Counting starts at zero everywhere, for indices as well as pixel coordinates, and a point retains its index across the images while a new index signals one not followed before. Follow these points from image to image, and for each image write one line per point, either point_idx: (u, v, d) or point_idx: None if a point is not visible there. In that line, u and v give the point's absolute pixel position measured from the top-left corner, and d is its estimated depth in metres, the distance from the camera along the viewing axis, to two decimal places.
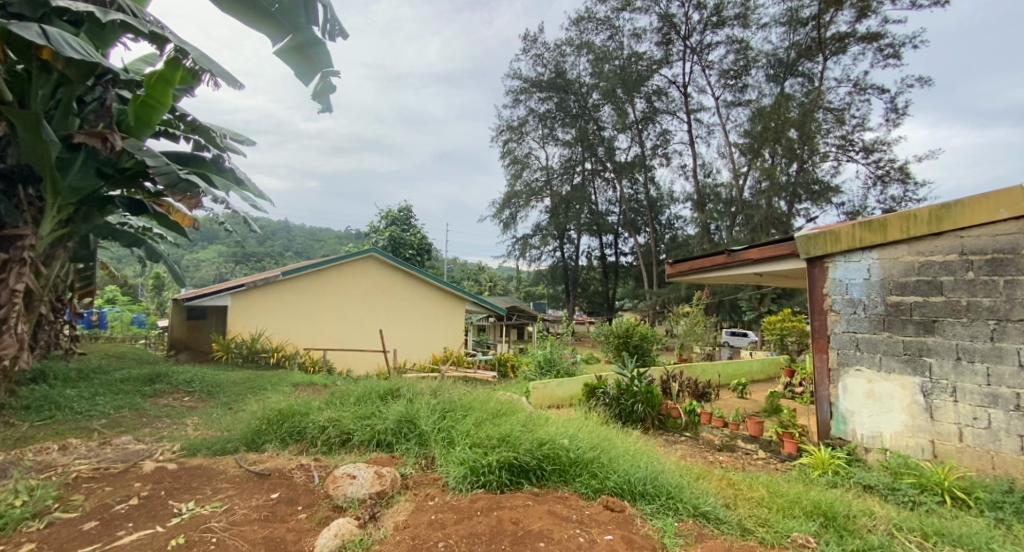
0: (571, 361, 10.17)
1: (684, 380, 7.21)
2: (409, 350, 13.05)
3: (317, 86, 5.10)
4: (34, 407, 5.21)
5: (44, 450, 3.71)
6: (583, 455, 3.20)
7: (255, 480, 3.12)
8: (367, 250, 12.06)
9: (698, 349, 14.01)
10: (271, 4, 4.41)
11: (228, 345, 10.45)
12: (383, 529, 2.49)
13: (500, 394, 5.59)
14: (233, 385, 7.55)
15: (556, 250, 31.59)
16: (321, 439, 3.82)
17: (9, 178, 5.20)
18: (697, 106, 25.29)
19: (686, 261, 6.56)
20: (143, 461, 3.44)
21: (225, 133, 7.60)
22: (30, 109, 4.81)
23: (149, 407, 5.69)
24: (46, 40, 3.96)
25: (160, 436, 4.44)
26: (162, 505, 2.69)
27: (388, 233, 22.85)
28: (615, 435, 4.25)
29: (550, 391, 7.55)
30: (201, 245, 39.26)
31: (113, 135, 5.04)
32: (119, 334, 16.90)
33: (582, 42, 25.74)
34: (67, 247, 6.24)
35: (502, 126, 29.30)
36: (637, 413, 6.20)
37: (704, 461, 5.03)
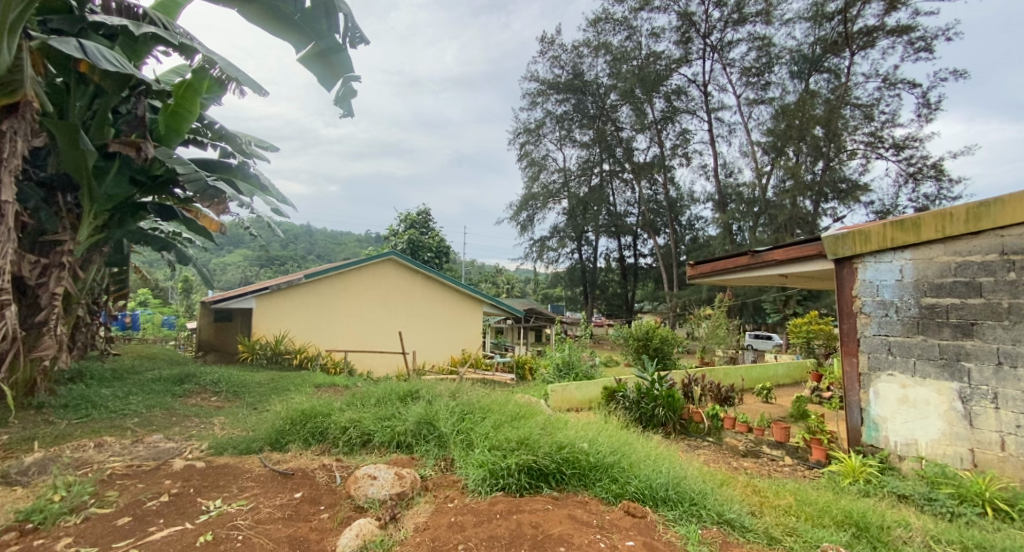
0: (589, 364, 10.09)
1: (706, 384, 7.07)
2: (428, 352, 13.14)
3: (339, 91, 5.20)
4: (72, 406, 5.42)
5: (81, 447, 3.84)
6: (603, 459, 3.17)
7: (279, 479, 3.17)
8: (386, 253, 12.18)
9: (721, 352, 13.74)
10: (295, 13, 4.47)
11: (254, 346, 10.70)
12: (404, 530, 2.51)
13: (518, 397, 5.57)
14: (258, 385, 7.73)
15: (574, 252, 31.43)
16: (342, 439, 3.88)
17: (49, 187, 5.46)
18: (718, 105, 24.85)
19: (707, 263, 6.43)
20: (173, 459, 3.55)
21: (250, 140, 7.79)
22: (69, 120, 5.03)
23: (179, 407, 5.86)
24: (84, 54, 4.12)
25: (187, 435, 4.55)
26: (192, 502, 2.76)
27: (407, 236, 23.09)
28: (635, 439, 4.18)
29: (568, 394, 7.50)
30: (227, 249, 40.39)
31: (146, 144, 5.24)
32: (150, 335, 17.52)
33: (599, 43, 25.60)
34: (102, 252, 6.48)
35: (519, 129, 29.31)
36: (658, 417, 6.08)
37: (729, 467, 4.93)
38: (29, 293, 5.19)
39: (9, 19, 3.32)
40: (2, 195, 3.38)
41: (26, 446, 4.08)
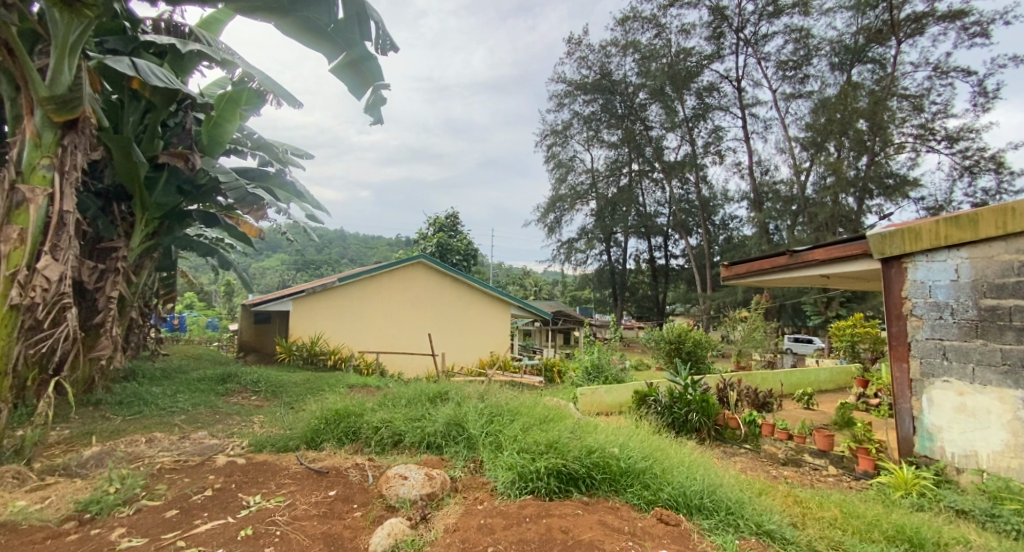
0: (619, 368, 9.95)
1: (742, 389, 6.86)
2: (457, 354, 13.24)
3: (369, 99, 5.32)
4: (126, 403, 5.74)
5: (133, 442, 4.05)
6: (635, 464, 3.11)
7: (315, 477, 3.26)
8: (416, 256, 12.37)
9: (758, 356, 13.29)
10: (327, 24, 4.59)
11: (290, 347, 11.03)
12: (434, 530, 2.53)
13: (548, 400, 5.53)
14: (294, 385, 7.97)
15: (603, 254, 31.05)
16: (375, 439, 3.94)
17: (106, 197, 5.80)
18: (752, 101, 24.12)
19: (742, 263, 6.23)
20: (217, 455, 3.69)
21: (287, 148, 8.08)
22: (123, 134, 5.32)
23: (222, 405, 6.11)
24: (136, 72, 4.36)
25: (229, 432, 4.73)
26: (234, 497, 2.86)
27: (436, 239, 23.39)
28: (669, 445, 4.07)
29: (598, 397, 7.41)
30: (265, 254, 42.04)
31: (192, 155, 5.53)
32: (196, 336, 18.36)
33: (627, 42, 25.30)
34: (153, 258, 6.83)
35: (546, 131, 29.25)
36: (692, 423, 5.92)
37: (768, 476, 4.75)
38: (88, 297, 5.51)
39: (71, 38, 3.52)
40: (65, 204, 3.55)
41: (86, 440, 4.33)
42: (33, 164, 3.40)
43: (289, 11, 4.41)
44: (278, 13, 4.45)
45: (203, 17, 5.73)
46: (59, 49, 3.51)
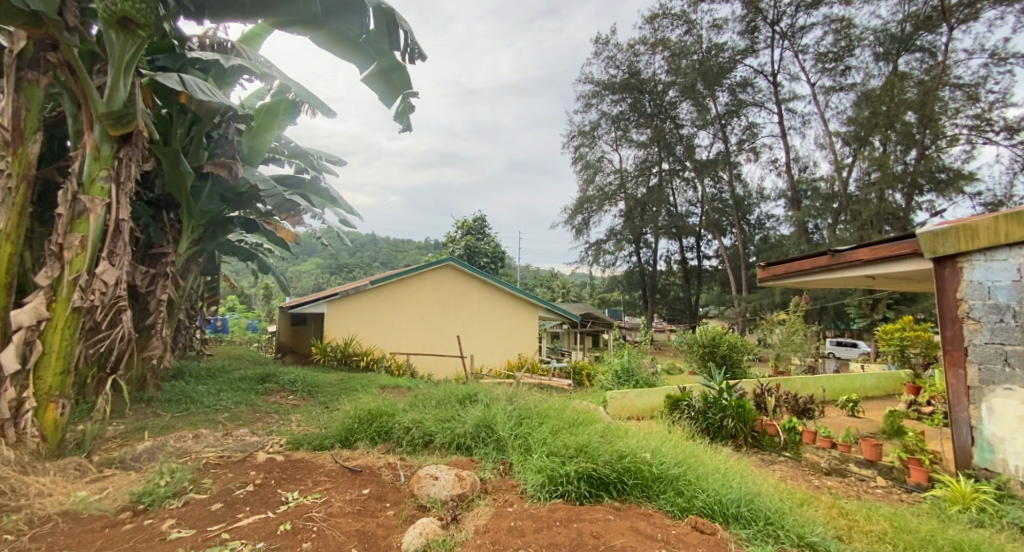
0: (650, 372, 9.80)
1: (781, 395, 6.65)
2: (485, 356, 13.30)
3: (399, 107, 5.44)
4: (174, 400, 6.05)
5: (181, 438, 4.27)
6: (668, 470, 3.07)
7: (348, 475, 3.35)
8: (445, 260, 12.52)
9: (798, 360, 12.80)
10: (359, 35, 4.69)
11: (325, 348, 11.36)
12: (465, 531, 2.56)
13: (577, 402, 5.50)
14: (329, 385, 8.22)
15: (632, 255, 30.58)
16: (406, 439, 4.03)
17: (157, 205, 6.15)
18: (789, 96, 23.32)
19: (779, 265, 6.03)
20: (257, 452, 3.85)
21: (322, 155, 8.34)
22: (171, 146, 5.60)
23: (262, 404, 6.36)
24: (184, 87, 4.61)
25: (268, 430, 4.91)
26: (273, 493, 2.98)
27: (464, 242, 23.65)
28: (703, 451, 3.98)
29: (628, 401, 7.32)
30: (301, 258, 43.48)
31: (235, 165, 5.82)
32: (237, 337, 19.14)
33: (656, 40, 24.92)
34: (198, 263, 7.18)
35: (574, 132, 29.11)
36: (728, 429, 5.74)
37: (810, 486, 4.58)
38: (141, 300, 5.85)
39: (127, 57, 3.74)
40: (120, 213, 3.77)
41: (138, 435, 4.59)
42: (92, 176, 3.61)
43: (324, 24, 4.55)
44: (314, 25, 4.59)
45: (244, 32, 5.99)
46: (116, 68, 3.72)
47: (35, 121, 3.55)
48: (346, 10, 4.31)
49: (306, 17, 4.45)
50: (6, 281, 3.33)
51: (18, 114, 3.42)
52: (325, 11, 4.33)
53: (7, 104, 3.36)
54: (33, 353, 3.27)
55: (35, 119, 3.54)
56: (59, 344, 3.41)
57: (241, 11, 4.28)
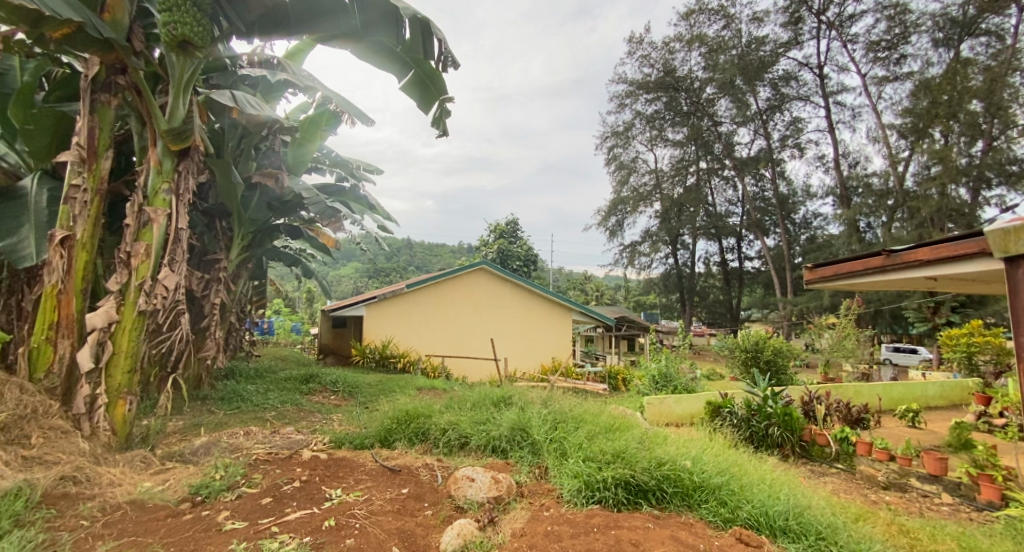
0: (689, 377, 9.55)
1: (832, 403, 6.35)
2: (519, 359, 13.31)
3: (435, 113, 5.56)
4: (226, 399, 6.38)
5: (234, 434, 4.52)
6: (709, 479, 3.01)
7: (388, 474, 3.45)
8: (478, 263, 12.68)
9: (850, 366, 12.18)
10: (396, 45, 4.84)
11: (364, 349, 11.70)
12: (502, 534, 2.58)
13: (613, 408, 5.46)
14: (368, 386, 8.48)
15: (669, 257, 29.89)
16: (442, 440, 4.11)
17: (211, 215, 6.52)
18: (838, 88, 22.31)
19: (830, 266, 5.76)
20: (303, 449, 4.03)
21: (361, 164, 8.61)
22: (224, 158, 5.92)
23: (306, 403, 6.62)
24: (235, 102, 4.89)
25: (312, 429, 5.12)
26: (318, 489, 3.11)
27: (498, 246, 23.84)
28: (745, 459, 3.86)
29: (666, 408, 7.17)
30: (340, 262, 44.98)
31: (282, 175, 6.14)
32: (282, 339, 19.96)
33: (693, 36, 24.47)
34: (247, 268, 7.55)
35: (607, 133, 28.85)
36: (774, 438, 5.52)
37: (865, 500, 4.35)
38: (197, 303, 6.23)
39: (186, 76, 4.01)
40: (179, 223, 4.02)
41: (196, 431, 4.88)
42: (156, 189, 3.87)
43: (363, 36, 4.71)
44: (354, 39, 4.77)
45: (289, 48, 6.29)
46: (177, 88, 3.96)
47: (108, 139, 3.85)
48: (384, 23, 4.45)
49: (348, 31, 4.63)
50: (83, 287, 3.63)
51: (92, 133, 3.72)
52: (365, 24, 4.50)
53: (83, 125, 3.67)
54: (104, 353, 3.51)
55: (107, 138, 3.84)
56: (127, 344, 3.63)
57: (288, 29, 4.51)
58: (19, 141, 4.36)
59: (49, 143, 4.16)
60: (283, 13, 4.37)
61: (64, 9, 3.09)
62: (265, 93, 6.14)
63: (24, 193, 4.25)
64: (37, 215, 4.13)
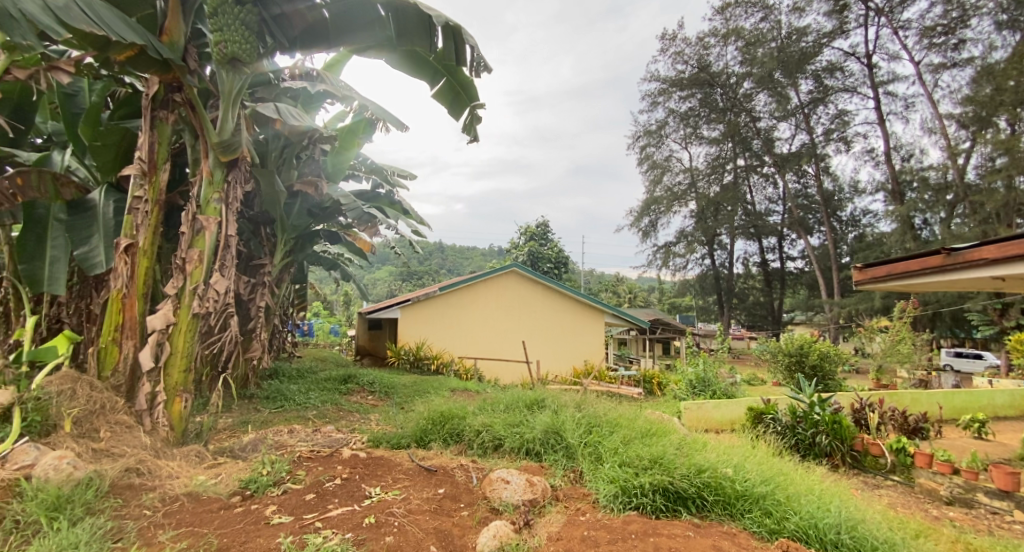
0: (729, 382, 9.24)
1: (885, 410, 6.02)
2: (551, 362, 13.24)
3: (466, 119, 5.63)
4: (271, 398, 6.65)
5: (279, 432, 4.70)
6: (753, 488, 2.91)
7: (425, 475, 3.51)
8: (509, 266, 12.75)
9: (905, 373, 11.47)
10: (429, 53, 4.94)
11: (399, 351, 11.95)
12: (538, 537, 2.59)
13: (648, 412, 5.35)
14: (403, 387, 8.65)
15: (705, 258, 29.10)
16: (476, 441, 4.15)
17: (256, 222, 6.82)
18: (888, 78, 21.18)
19: (881, 266, 5.46)
20: (343, 448, 4.14)
21: (395, 170, 8.82)
22: (268, 168, 6.18)
23: (345, 403, 6.81)
24: (278, 114, 5.11)
25: (351, 428, 5.27)
26: (358, 487, 3.20)
27: (528, 248, 23.88)
28: (791, 469, 3.71)
29: (704, 413, 6.98)
30: (375, 266, 46.12)
31: (321, 183, 6.37)
32: (320, 340, 20.59)
33: (729, 30, 24.14)
34: (289, 272, 7.85)
35: (640, 132, 28.46)
36: (822, 446, 5.25)
37: (926, 516, 4.10)
38: (244, 306, 6.54)
39: (234, 91, 4.17)
40: (228, 230, 4.21)
41: (243, 428, 5.11)
42: (208, 200, 4.05)
43: (398, 47, 4.84)
44: (389, 48, 4.91)
45: (327, 60, 6.52)
46: (227, 101, 4.14)
47: (165, 152, 4.09)
48: (418, 32, 4.54)
49: (382, 43, 4.77)
50: (144, 291, 3.86)
51: (152, 147, 3.97)
52: (399, 35, 4.62)
53: (144, 140, 3.91)
54: (162, 353, 3.71)
55: (165, 151, 4.08)
56: (182, 345, 3.83)
57: (327, 42, 4.68)
58: (87, 156, 4.68)
59: (114, 157, 4.46)
60: (323, 27, 4.54)
61: (126, 33, 3.34)
62: (306, 105, 6.40)
63: (93, 205, 4.58)
64: (104, 225, 4.47)
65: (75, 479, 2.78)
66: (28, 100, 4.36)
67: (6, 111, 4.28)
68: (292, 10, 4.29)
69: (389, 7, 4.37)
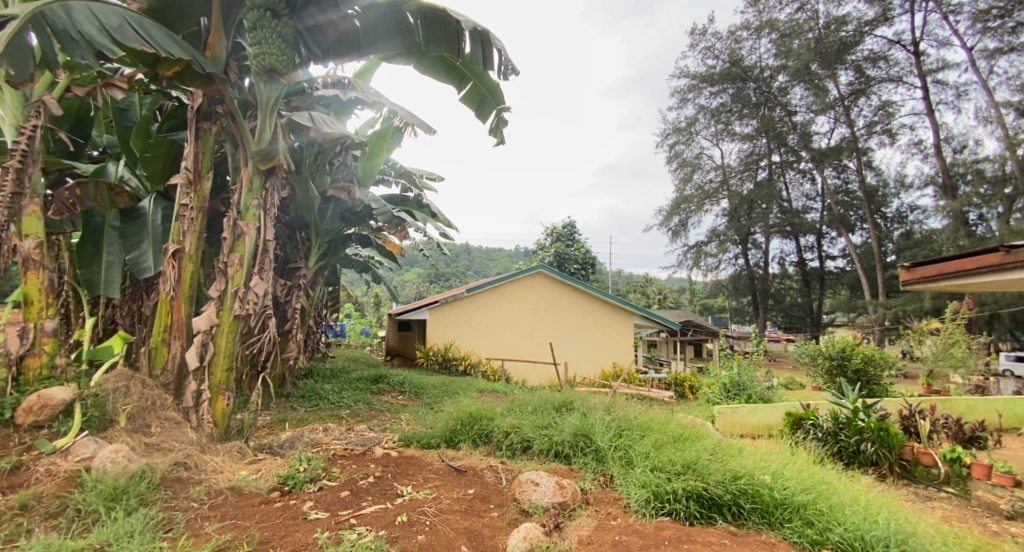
0: (765, 386, 8.93)
1: (937, 418, 5.69)
2: (579, 364, 13.12)
3: (492, 122, 5.66)
4: (306, 397, 6.85)
5: (315, 430, 4.85)
6: (793, 497, 2.81)
7: (455, 475, 3.55)
8: (536, 267, 12.74)
9: (960, 378, 10.81)
10: (457, 58, 4.99)
11: (428, 352, 12.15)
12: (568, 541, 2.58)
13: (681, 416, 5.24)
14: (433, 387, 8.76)
15: (738, 258, 28.32)
16: (505, 443, 4.16)
17: (292, 226, 7.04)
18: (937, 65, 20.10)
19: (934, 265, 5.15)
20: (375, 447, 4.23)
21: (423, 173, 8.93)
22: (302, 174, 6.37)
23: (376, 403, 6.96)
24: (312, 122, 5.27)
25: (382, 427, 5.37)
26: (390, 486, 3.26)
27: (555, 249, 23.78)
28: (834, 477, 3.56)
29: (740, 417, 6.80)
30: (404, 268, 46.88)
31: (353, 189, 6.52)
32: (352, 340, 21.07)
33: (762, 22, 23.46)
34: (323, 275, 8.08)
35: (669, 130, 28.01)
36: (867, 455, 5.01)
37: (984, 531, 3.87)
38: (282, 308, 6.76)
39: (272, 100, 4.31)
40: (267, 235, 4.35)
41: (282, 426, 5.29)
42: (247, 206, 4.21)
43: (426, 53, 4.90)
44: (417, 55, 4.98)
45: (358, 68, 6.68)
46: (264, 111, 4.27)
47: (209, 161, 4.26)
48: (446, 38, 4.59)
49: (411, 49, 4.84)
50: (190, 294, 4.04)
51: (197, 157, 4.14)
52: (427, 41, 4.68)
53: (190, 150, 4.09)
54: (207, 353, 3.87)
55: (208, 161, 4.25)
56: (225, 345, 3.99)
57: (358, 50, 4.78)
58: (139, 166, 4.94)
59: (162, 167, 4.69)
60: (355, 36, 4.65)
61: (174, 49, 3.51)
62: (338, 112, 6.57)
63: (144, 212, 4.84)
64: (154, 231, 4.71)
65: (129, 472, 2.94)
66: (86, 115, 4.64)
67: (66, 126, 4.56)
68: (325, 20, 4.36)
69: (418, 13, 4.44)
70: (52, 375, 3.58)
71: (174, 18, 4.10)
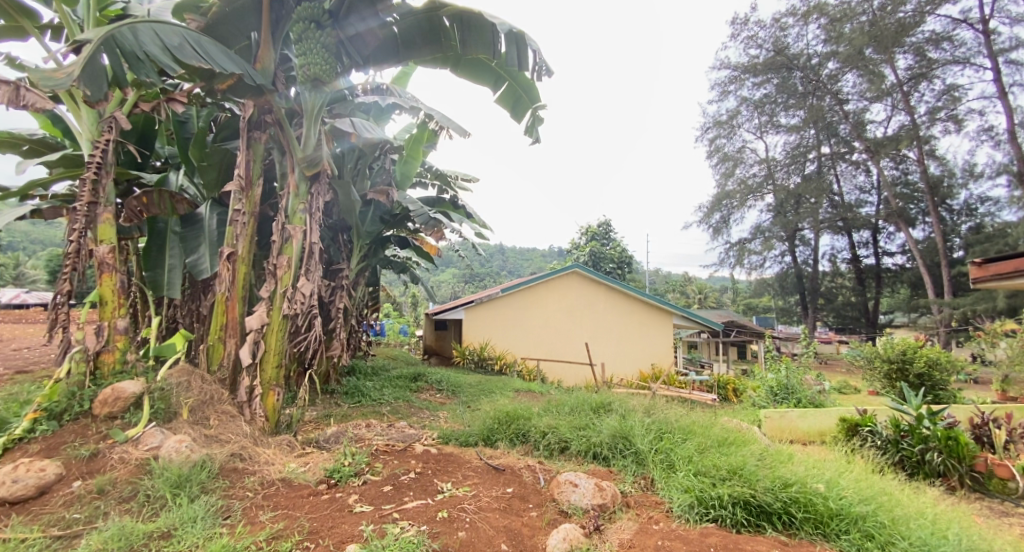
0: (815, 390, 8.51)
1: (1011, 426, 5.25)
2: (616, 364, 12.93)
3: (527, 122, 5.67)
4: (349, 393, 7.07)
5: (358, 426, 5.00)
6: (851, 507, 2.67)
7: (493, 473, 3.58)
8: (571, 266, 12.65)
9: None
10: (492, 58, 5.02)
11: (464, 351, 12.32)
12: (609, 543, 2.55)
13: (725, 420, 5.05)
14: (470, 386, 8.84)
15: (785, 255, 27.15)
16: (543, 443, 4.15)
17: (335, 229, 7.27)
18: (1010, 44, 18.56)
19: (1009, 261, 4.77)
20: (416, 444, 4.31)
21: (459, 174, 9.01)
22: (344, 178, 6.57)
23: (415, 400, 7.10)
24: (353, 127, 5.43)
25: (422, 425, 5.47)
26: (431, 482, 3.32)
27: (590, 248, 23.51)
28: (895, 488, 3.34)
29: (788, 422, 6.51)
30: (442, 269, 47.67)
31: (392, 191, 6.67)
32: (392, 339, 21.59)
33: (809, 8, 22.42)
34: (364, 276, 8.30)
35: (708, 124, 27.26)
36: (933, 465, 4.68)
37: None
38: (326, 307, 7.00)
39: (316, 108, 4.47)
40: (312, 237, 4.49)
41: (327, 421, 5.48)
42: (294, 210, 4.37)
43: (462, 55, 4.95)
44: (453, 58, 5.03)
45: (396, 73, 6.84)
46: (309, 118, 4.43)
47: (259, 169, 4.46)
48: (482, 40, 4.63)
49: (447, 53, 4.89)
50: (243, 294, 4.24)
51: (248, 165, 4.34)
52: (464, 43, 4.73)
53: (242, 157, 4.30)
54: (259, 351, 4.05)
55: (258, 168, 4.44)
56: (275, 343, 4.16)
57: (396, 55, 4.89)
58: (196, 174, 5.24)
59: (217, 175, 4.95)
60: (393, 43, 4.76)
61: (228, 64, 3.70)
62: (377, 117, 6.74)
63: (201, 218, 5.14)
64: (210, 236, 4.99)
65: (191, 461, 3.13)
66: (151, 128, 4.97)
67: (133, 138, 4.89)
68: (366, 29, 4.49)
69: (454, 17, 4.50)
70: (124, 370, 3.87)
71: (227, 33, 4.32)
